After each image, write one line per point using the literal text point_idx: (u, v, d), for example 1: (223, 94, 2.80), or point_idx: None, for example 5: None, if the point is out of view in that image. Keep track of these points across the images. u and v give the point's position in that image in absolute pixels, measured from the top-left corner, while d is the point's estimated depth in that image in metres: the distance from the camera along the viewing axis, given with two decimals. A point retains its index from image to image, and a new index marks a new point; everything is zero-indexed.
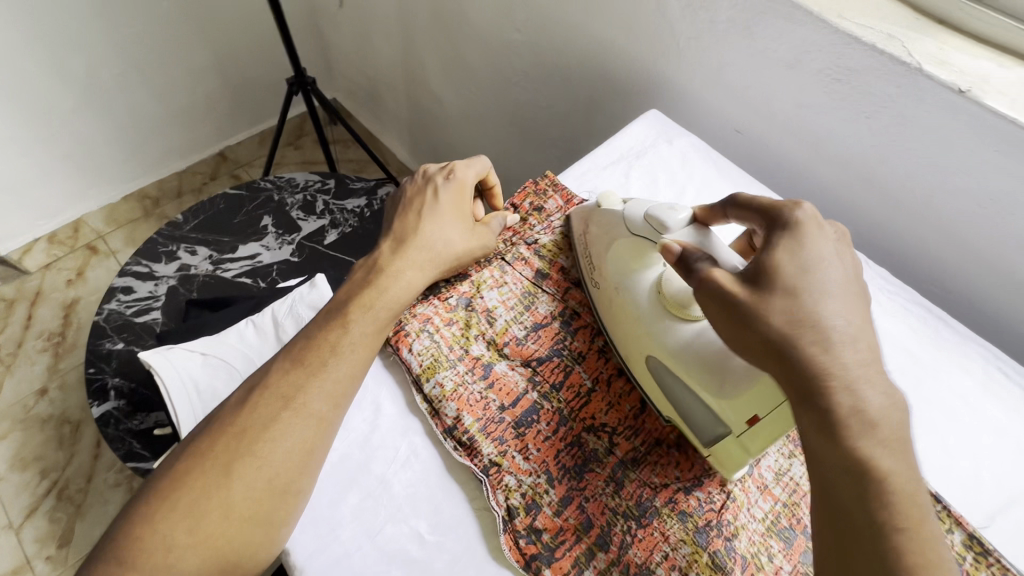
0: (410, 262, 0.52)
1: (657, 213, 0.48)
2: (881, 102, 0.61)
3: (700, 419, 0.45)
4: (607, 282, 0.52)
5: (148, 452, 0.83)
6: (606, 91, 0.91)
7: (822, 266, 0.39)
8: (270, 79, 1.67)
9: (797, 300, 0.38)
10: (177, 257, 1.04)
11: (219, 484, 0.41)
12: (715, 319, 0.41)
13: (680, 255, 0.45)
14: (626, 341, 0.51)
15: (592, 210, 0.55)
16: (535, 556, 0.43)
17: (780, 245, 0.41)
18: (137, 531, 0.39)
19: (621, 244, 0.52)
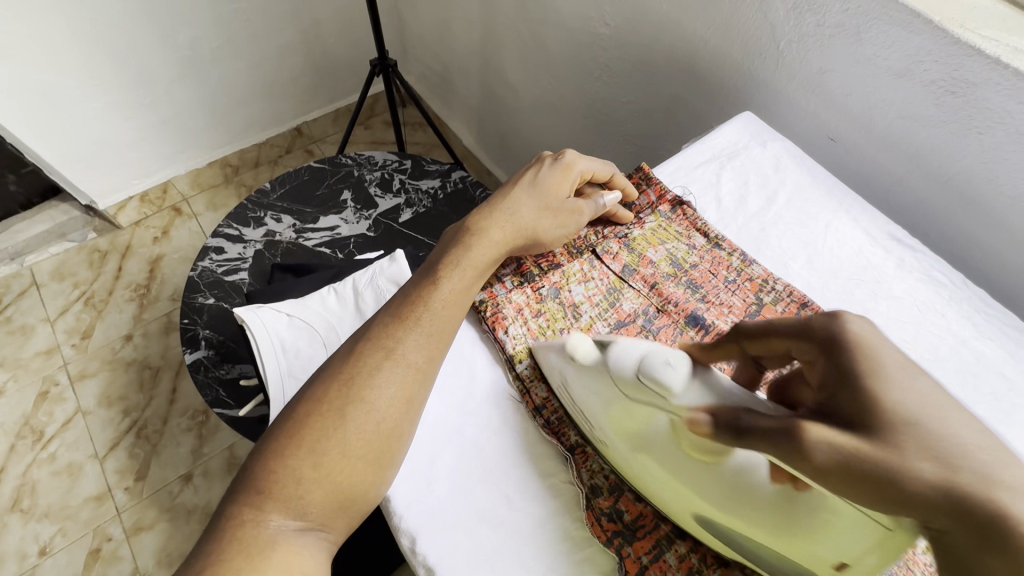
0: (496, 223, 0.56)
1: (651, 373, 0.40)
2: (997, 119, 0.59)
3: (780, 564, 0.41)
4: (616, 444, 0.45)
5: (233, 401, 0.90)
6: (693, 91, 0.91)
7: (912, 383, 0.36)
8: (348, 59, 1.72)
9: (923, 436, 0.33)
10: (264, 223, 1.11)
11: (336, 428, 0.45)
12: (845, 490, 0.35)
13: (711, 422, 0.38)
14: (663, 494, 0.44)
15: (565, 361, 0.47)
16: (616, 533, 0.46)
17: (863, 374, 0.36)
18: (270, 465, 0.44)
19: (613, 402, 0.44)
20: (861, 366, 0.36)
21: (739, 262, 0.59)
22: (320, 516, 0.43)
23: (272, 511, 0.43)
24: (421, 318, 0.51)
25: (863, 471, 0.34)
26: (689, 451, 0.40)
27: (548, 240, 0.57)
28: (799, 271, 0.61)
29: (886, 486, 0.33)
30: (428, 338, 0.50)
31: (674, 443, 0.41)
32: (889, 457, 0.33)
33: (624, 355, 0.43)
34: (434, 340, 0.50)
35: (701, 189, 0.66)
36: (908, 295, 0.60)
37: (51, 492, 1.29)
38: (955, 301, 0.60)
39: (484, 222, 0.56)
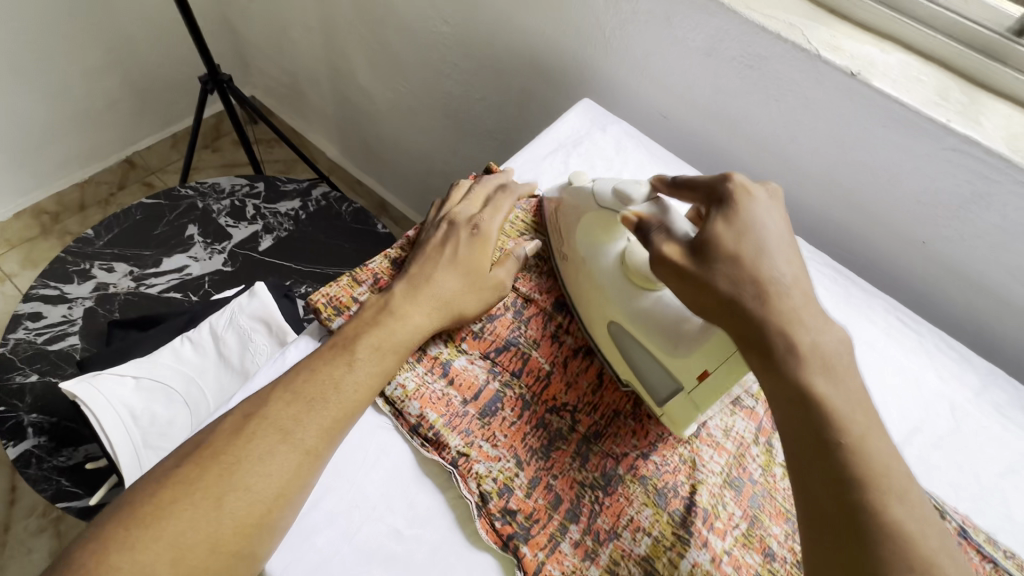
0: (419, 307, 0.50)
1: (622, 188, 0.51)
2: (787, 87, 0.67)
3: (656, 382, 0.49)
4: (574, 252, 0.55)
5: (82, 489, 0.77)
6: (539, 82, 0.93)
7: (762, 233, 0.43)
8: (177, 77, 1.54)
9: (743, 269, 0.41)
10: (91, 276, 0.95)
11: (203, 518, 0.39)
12: (672, 286, 0.45)
13: (637, 222, 0.48)
14: (591, 307, 0.54)
15: (564, 188, 0.58)
16: (511, 536, 0.44)
17: (717, 216, 0.44)
18: (112, 560, 0.37)
19: (587, 213, 0.55)
20: (721, 214, 0.44)
21: None
22: None
23: None
24: (312, 376, 0.45)
25: (694, 280, 0.43)
26: (631, 274, 0.52)
27: (470, 313, 0.52)
28: None
29: (704, 287, 0.42)
30: (297, 375, 0.46)
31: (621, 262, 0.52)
32: (701, 271, 0.43)
33: (604, 184, 0.54)
34: (339, 413, 0.45)
35: (552, 178, 0.67)
36: None
37: None
38: None
39: (403, 308, 0.50)
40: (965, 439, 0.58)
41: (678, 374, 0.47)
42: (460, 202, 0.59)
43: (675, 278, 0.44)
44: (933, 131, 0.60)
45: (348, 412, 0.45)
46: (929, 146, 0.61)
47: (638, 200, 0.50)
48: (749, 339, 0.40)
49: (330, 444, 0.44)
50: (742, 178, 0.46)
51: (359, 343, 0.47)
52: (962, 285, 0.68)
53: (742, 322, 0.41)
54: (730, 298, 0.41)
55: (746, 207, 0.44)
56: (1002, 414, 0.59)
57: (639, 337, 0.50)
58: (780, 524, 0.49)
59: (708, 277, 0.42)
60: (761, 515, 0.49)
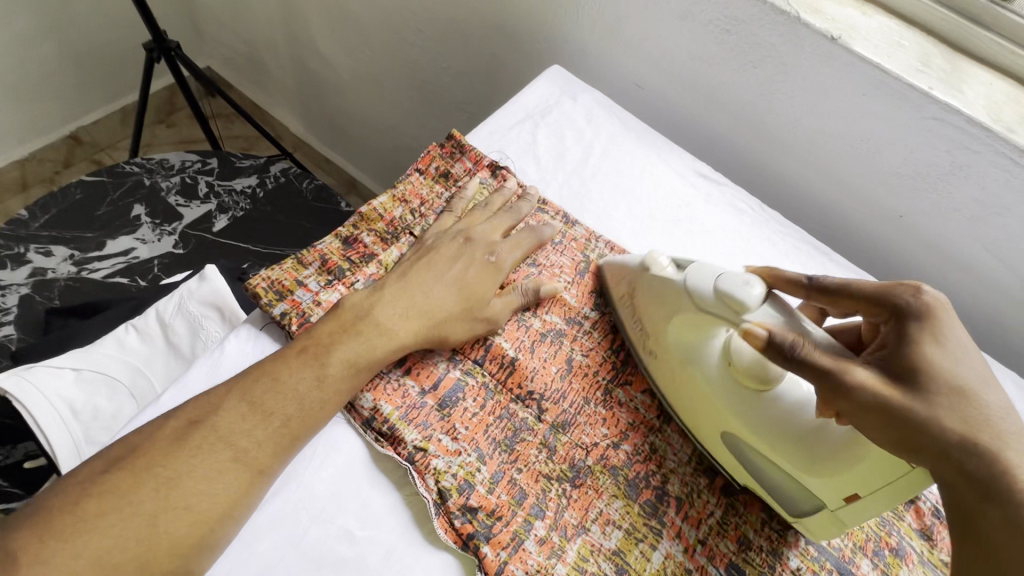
0: (403, 319, 0.46)
1: (728, 288, 0.43)
2: (765, 53, 0.64)
3: (789, 497, 0.44)
4: (670, 355, 0.48)
5: (20, 489, 0.73)
6: (508, 50, 0.88)
7: (965, 355, 0.37)
8: (122, 45, 1.43)
9: (957, 398, 0.36)
10: (27, 260, 0.88)
11: (131, 530, 0.35)
12: (863, 426, 0.37)
13: (769, 339, 0.40)
14: (698, 415, 0.47)
15: (638, 273, 0.50)
16: (472, 535, 0.41)
17: (914, 335, 0.38)
18: None
19: (682, 313, 0.47)
20: (916, 332, 0.39)
21: (562, 224, 0.58)
22: None
23: None
24: (275, 388, 0.41)
25: (892, 418, 0.36)
26: (741, 379, 0.44)
27: (453, 340, 0.47)
28: (623, 221, 0.61)
29: (907, 430, 0.36)
30: (257, 380, 0.41)
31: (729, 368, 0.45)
32: (919, 408, 0.36)
33: (701, 278, 0.46)
34: (298, 429, 0.41)
35: (519, 151, 0.63)
36: (718, 229, 0.63)
37: None
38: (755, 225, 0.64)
39: (381, 314, 0.46)
40: None
41: (821, 493, 0.41)
42: (480, 220, 0.54)
43: (860, 412, 0.37)
44: (914, 99, 0.58)
45: (292, 406, 0.41)
46: (910, 115, 0.59)
47: (758, 309, 0.42)
48: (949, 467, 0.35)
49: (283, 462, 0.41)
50: (922, 288, 0.41)
51: (309, 336, 0.43)
52: (939, 261, 0.66)
53: (948, 457, 0.35)
54: (953, 446, 0.35)
55: (938, 321, 0.39)
56: None
57: (768, 454, 0.43)
58: (754, 511, 0.48)
59: (915, 412, 0.36)
60: (736, 503, 0.48)
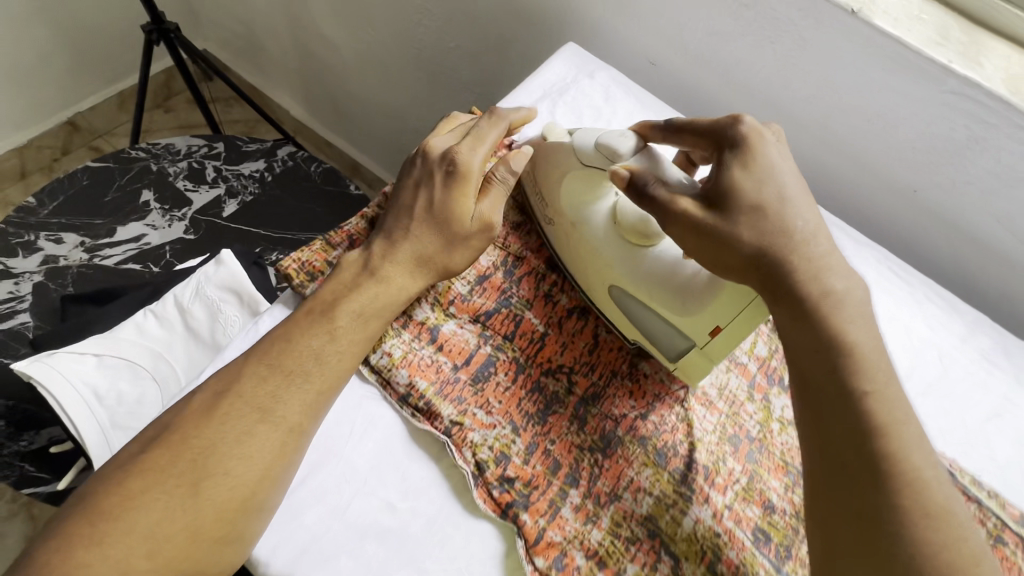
0: (399, 266, 0.46)
1: (606, 141, 0.47)
2: (783, 27, 0.64)
3: (664, 341, 0.48)
4: (562, 218, 0.52)
5: (49, 474, 0.74)
6: (518, 27, 0.87)
7: (774, 177, 0.41)
8: (117, 28, 1.40)
9: (763, 213, 0.40)
10: (38, 248, 0.88)
11: (185, 503, 0.36)
12: (689, 245, 0.43)
13: (630, 179, 0.45)
14: (585, 272, 0.51)
15: (538, 142, 0.54)
16: (510, 504, 0.42)
17: (731, 162, 0.42)
18: (81, 560, 0.34)
19: (569, 170, 0.51)
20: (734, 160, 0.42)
21: None
22: None
23: None
24: (289, 345, 0.42)
25: (710, 233, 0.41)
26: (623, 233, 0.49)
27: None
28: None
29: (724, 242, 0.41)
30: (271, 344, 0.42)
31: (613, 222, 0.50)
32: (723, 226, 0.41)
33: (583, 139, 0.50)
34: (323, 384, 0.41)
35: (538, 129, 0.63)
36: None
37: None
38: None
39: (381, 268, 0.46)
40: (953, 385, 0.58)
41: (689, 331, 0.46)
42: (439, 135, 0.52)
43: (694, 236, 0.42)
44: (934, 73, 0.58)
45: (333, 385, 0.42)
46: (928, 89, 0.59)
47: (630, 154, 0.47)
48: (772, 286, 0.40)
49: (315, 418, 0.41)
50: (746, 118, 0.44)
51: (345, 315, 0.44)
52: (951, 235, 0.67)
53: (772, 277, 0.40)
54: (762, 252, 0.40)
55: (753, 152, 0.42)
56: (986, 359, 0.60)
57: (640, 298, 0.48)
58: (779, 477, 0.49)
59: (729, 231, 0.40)
60: (762, 470, 0.48)
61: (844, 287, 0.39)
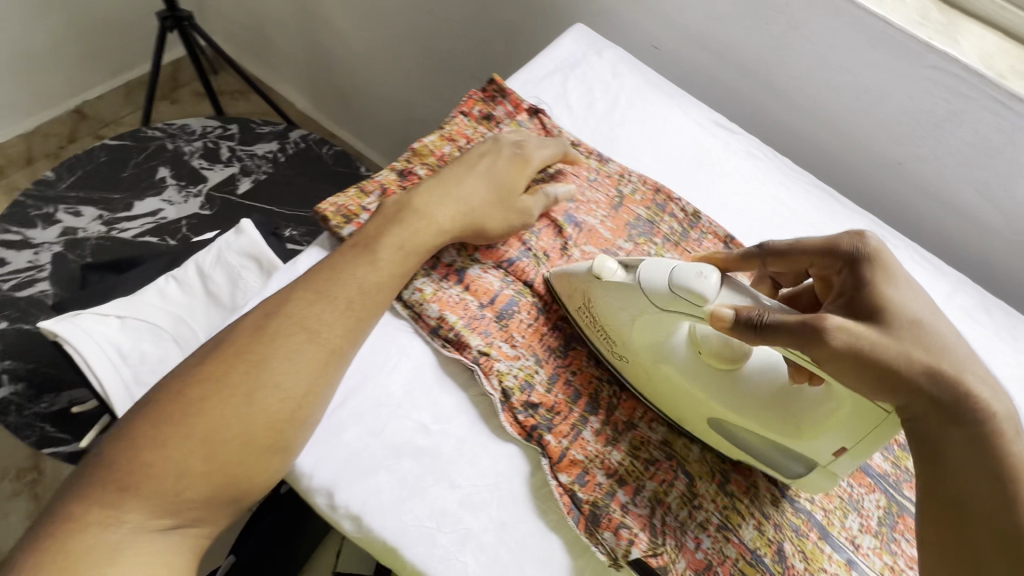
0: (442, 208, 0.50)
1: (686, 283, 0.42)
2: (778, 9, 0.69)
3: (781, 459, 0.46)
4: (640, 357, 0.48)
5: (68, 435, 0.75)
6: (527, 15, 0.91)
7: (915, 293, 0.41)
8: (127, 18, 1.43)
9: (919, 328, 0.39)
10: (57, 220, 0.90)
11: (237, 409, 0.39)
12: (843, 377, 0.38)
13: (736, 318, 0.40)
14: (678, 404, 0.48)
15: (586, 280, 0.48)
16: (535, 427, 0.46)
17: (874, 279, 0.42)
18: (145, 455, 0.37)
19: (644, 313, 0.46)
20: (875, 276, 0.42)
21: (596, 162, 0.62)
22: (193, 510, 0.37)
23: (131, 509, 0.36)
24: (335, 275, 0.46)
25: (876, 359, 0.37)
26: (713, 362, 0.46)
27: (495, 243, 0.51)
28: (650, 164, 0.66)
29: (896, 374, 0.37)
30: (318, 275, 0.46)
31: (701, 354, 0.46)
32: (890, 342, 0.38)
33: (654, 271, 0.44)
34: (362, 309, 0.45)
35: (553, 101, 0.67)
36: (737, 172, 0.68)
37: None
38: (766, 171, 0.69)
39: (426, 206, 0.50)
40: None
41: (802, 452, 0.44)
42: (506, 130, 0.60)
43: (851, 373, 0.38)
44: (915, 49, 0.63)
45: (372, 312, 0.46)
46: (910, 65, 0.64)
47: (720, 293, 0.41)
48: (947, 409, 0.37)
49: (353, 342, 0.44)
50: (865, 235, 0.45)
51: (384, 253, 0.47)
52: (934, 205, 0.72)
53: (948, 401, 0.37)
54: (935, 371, 0.37)
55: (889, 265, 0.42)
56: (967, 316, 0.65)
57: (744, 426, 0.45)
58: None
59: (900, 346, 0.38)
60: None
61: (1004, 413, 0.37)
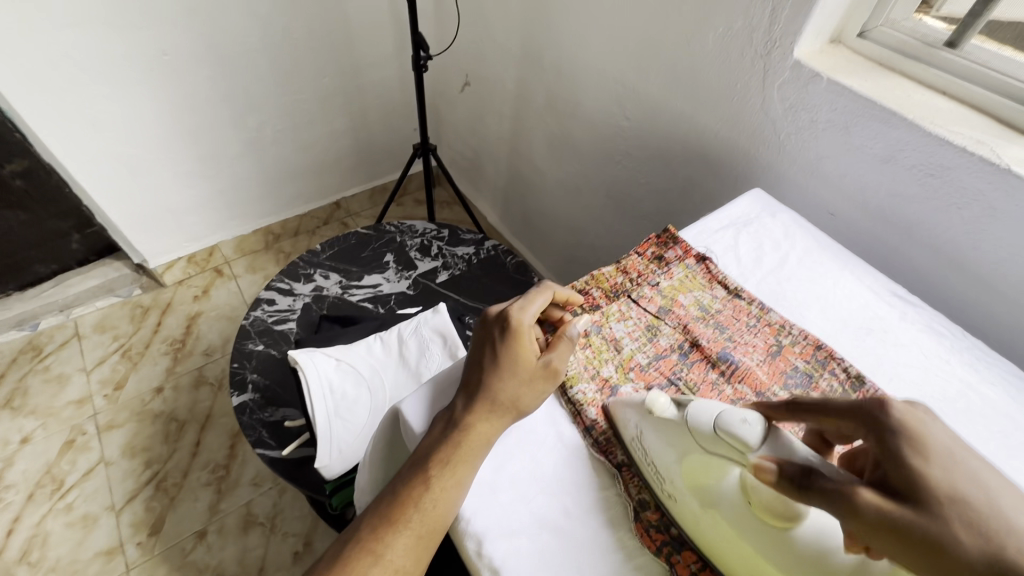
0: (526, 392, 0.53)
1: (728, 427, 0.43)
2: (973, 196, 0.70)
3: None
4: (690, 499, 0.47)
5: (274, 442, 0.95)
6: (704, 174, 1.04)
7: (966, 458, 0.36)
8: (388, 144, 1.94)
9: (973, 511, 0.34)
10: (313, 279, 1.20)
11: (414, 470, 0.50)
12: (890, 550, 0.35)
13: (778, 475, 0.39)
14: (726, 554, 0.46)
15: (640, 411, 0.50)
16: (663, 542, 0.49)
17: (906, 453, 0.37)
18: (362, 513, 0.49)
19: (690, 453, 0.46)
20: (906, 448, 0.37)
21: (757, 309, 0.67)
22: (395, 558, 0.46)
23: (352, 562, 0.45)
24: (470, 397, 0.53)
25: (917, 540, 0.34)
26: (764, 518, 0.42)
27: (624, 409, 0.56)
28: (814, 319, 0.68)
29: (948, 557, 0.33)
30: (462, 396, 0.53)
31: (750, 510, 0.43)
32: (930, 525, 0.34)
33: (700, 412, 0.46)
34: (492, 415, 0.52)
35: (722, 249, 0.75)
36: (914, 343, 0.67)
37: (62, 544, 1.27)
38: (947, 351, 0.66)
39: (514, 389, 0.53)
40: None
41: None
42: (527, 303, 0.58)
43: (896, 541, 0.35)
44: None
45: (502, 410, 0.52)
46: None
47: (759, 445, 0.42)
48: None
49: (491, 416, 0.52)
50: (891, 400, 0.40)
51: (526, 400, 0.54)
52: None
53: None
54: (1020, 570, 0.31)
55: (925, 439, 0.38)
56: None
57: None
58: None
59: (938, 529, 0.34)
60: None
61: None
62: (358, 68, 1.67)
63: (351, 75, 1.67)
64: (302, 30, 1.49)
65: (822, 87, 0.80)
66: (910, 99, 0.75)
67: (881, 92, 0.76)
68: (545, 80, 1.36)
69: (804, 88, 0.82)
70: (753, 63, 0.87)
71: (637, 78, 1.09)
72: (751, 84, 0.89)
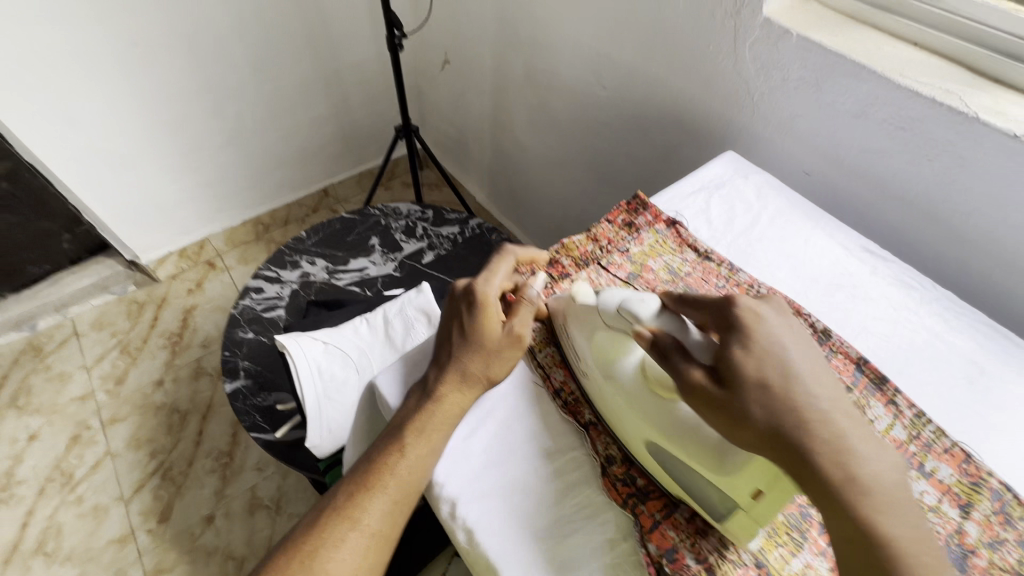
0: (494, 363, 0.54)
1: (629, 305, 0.51)
2: (943, 147, 0.70)
3: (710, 498, 0.47)
4: (595, 372, 0.53)
5: (269, 426, 0.98)
6: (682, 141, 1.04)
7: (781, 347, 0.44)
8: (372, 128, 1.93)
9: (769, 390, 0.42)
10: (299, 266, 1.21)
11: (389, 439, 0.51)
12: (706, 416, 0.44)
13: (652, 340, 0.48)
14: (624, 427, 0.52)
15: (568, 302, 0.57)
16: (630, 494, 0.51)
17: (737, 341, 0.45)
18: (339, 480, 0.51)
19: (597, 331, 0.54)
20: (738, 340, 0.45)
21: (727, 271, 0.68)
22: (370, 521, 0.48)
23: (329, 526, 0.47)
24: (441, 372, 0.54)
25: (719, 411, 0.43)
26: (653, 386, 0.50)
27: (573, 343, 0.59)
28: (785, 278, 0.69)
29: (735, 420, 0.42)
30: (433, 372, 0.54)
31: (642, 381, 0.51)
32: (732, 400, 0.43)
33: (611, 298, 0.54)
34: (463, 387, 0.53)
35: (694, 213, 0.75)
36: (884, 297, 0.67)
37: (75, 534, 1.32)
38: (918, 303, 0.67)
39: (483, 362, 0.54)
40: None
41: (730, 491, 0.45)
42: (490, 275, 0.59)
43: (706, 409, 0.44)
44: None
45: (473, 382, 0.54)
46: None
47: (648, 318, 0.50)
48: (802, 467, 0.40)
49: (462, 387, 0.53)
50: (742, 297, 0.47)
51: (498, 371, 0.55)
52: None
53: (793, 453, 0.40)
54: (776, 429, 0.41)
55: (756, 330, 0.45)
56: None
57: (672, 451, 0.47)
58: None
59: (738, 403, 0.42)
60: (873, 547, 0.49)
61: (871, 475, 0.40)
62: (336, 51, 1.65)
63: (329, 58, 1.65)
64: (275, 14, 1.46)
65: (794, 44, 0.78)
66: (880, 52, 0.74)
67: (852, 47, 0.75)
68: (522, 53, 1.34)
69: (775, 46, 0.81)
70: (723, 23, 0.85)
71: (611, 46, 1.08)
72: (724, 46, 0.87)
